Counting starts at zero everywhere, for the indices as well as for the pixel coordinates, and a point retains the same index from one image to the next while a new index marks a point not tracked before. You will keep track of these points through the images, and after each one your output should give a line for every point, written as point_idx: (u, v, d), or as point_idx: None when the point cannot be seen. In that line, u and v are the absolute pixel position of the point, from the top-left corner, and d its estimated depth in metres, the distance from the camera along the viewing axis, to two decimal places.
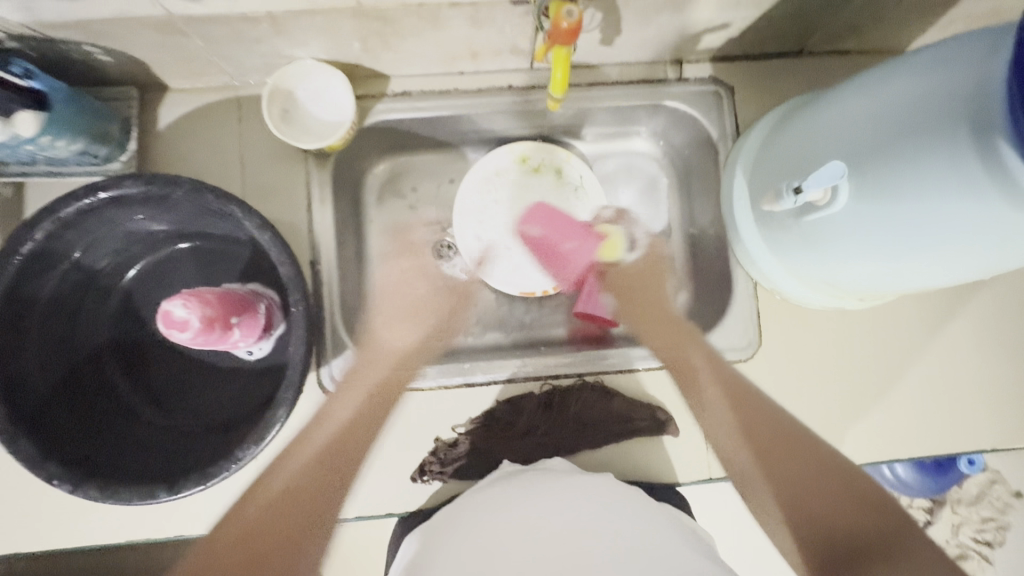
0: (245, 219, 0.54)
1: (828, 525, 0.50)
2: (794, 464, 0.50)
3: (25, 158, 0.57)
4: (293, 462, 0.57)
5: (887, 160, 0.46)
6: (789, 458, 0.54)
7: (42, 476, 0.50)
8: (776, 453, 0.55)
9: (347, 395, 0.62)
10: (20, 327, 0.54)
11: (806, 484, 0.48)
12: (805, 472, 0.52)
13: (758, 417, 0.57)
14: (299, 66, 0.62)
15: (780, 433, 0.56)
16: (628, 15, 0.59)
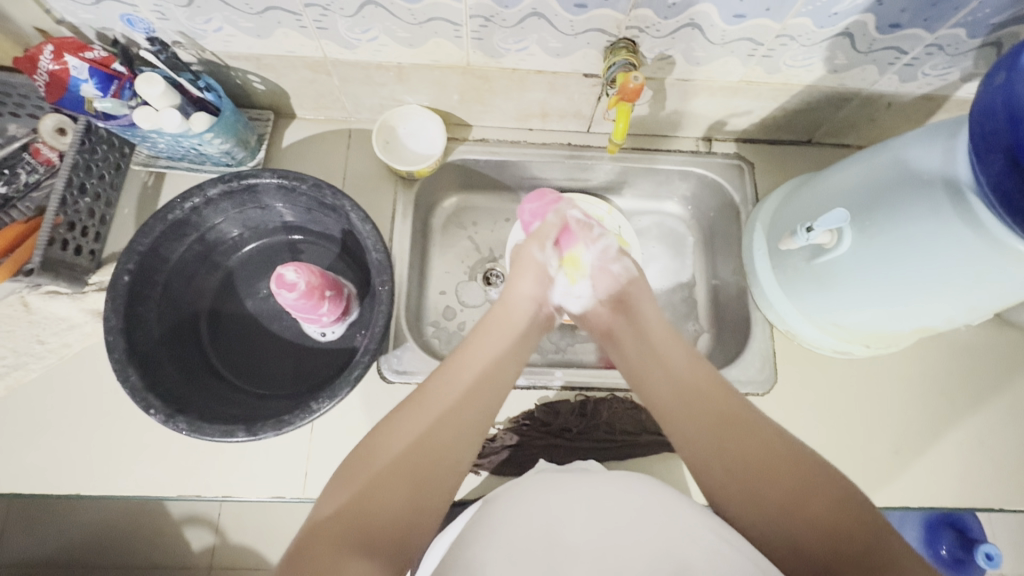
0: (352, 214, 0.65)
1: (807, 522, 0.47)
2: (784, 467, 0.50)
3: (180, 152, 0.71)
4: (415, 419, 0.51)
5: (880, 215, 0.57)
6: (762, 463, 0.51)
7: (140, 402, 0.57)
8: (734, 446, 0.52)
9: (446, 376, 0.55)
10: (148, 278, 0.64)
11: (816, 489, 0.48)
12: (770, 464, 0.50)
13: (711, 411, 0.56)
14: (406, 109, 0.77)
15: (741, 435, 0.53)
16: (672, 95, 0.74)
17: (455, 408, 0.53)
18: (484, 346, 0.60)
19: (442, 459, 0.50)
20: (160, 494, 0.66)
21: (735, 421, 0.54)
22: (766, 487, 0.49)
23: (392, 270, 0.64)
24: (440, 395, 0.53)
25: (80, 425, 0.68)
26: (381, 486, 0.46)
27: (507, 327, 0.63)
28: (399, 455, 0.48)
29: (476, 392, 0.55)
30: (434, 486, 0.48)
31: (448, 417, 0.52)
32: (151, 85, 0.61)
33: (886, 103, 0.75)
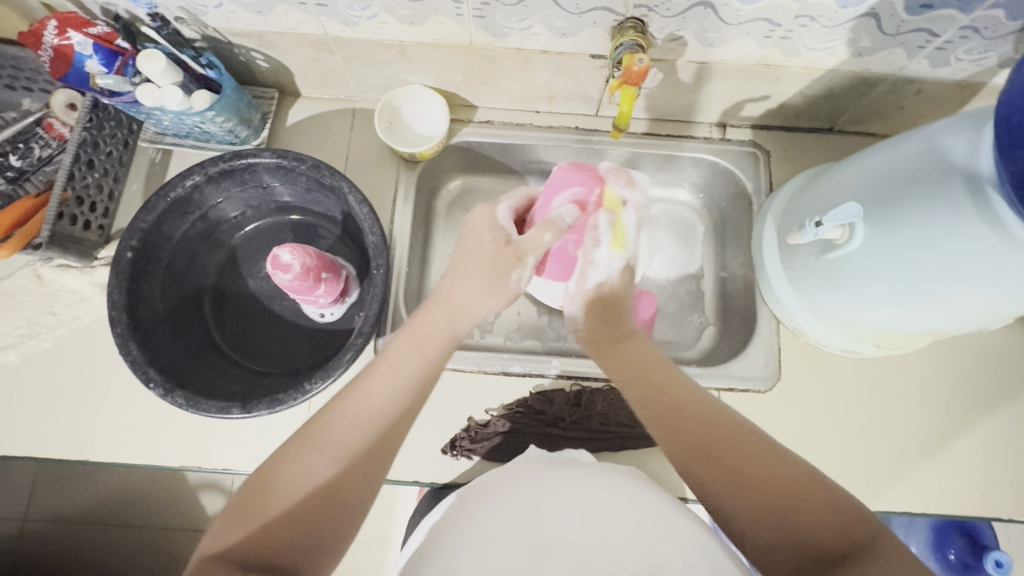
0: (350, 195, 0.65)
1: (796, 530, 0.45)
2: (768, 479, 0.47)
3: (185, 129, 0.71)
4: (319, 458, 0.48)
5: (894, 209, 0.54)
6: (755, 475, 0.47)
7: (140, 376, 0.59)
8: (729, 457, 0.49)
9: (350, 400, 0.51)
10: (151, 254, 0.66)
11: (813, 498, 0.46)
12: (766, 477, 0.47)
13: (703, 416, 0.52)
14: (409, 89, 0.76)
15: (736, 443, 0.49)
16: (684, 78, 0.71)
17: (360, 446, 0.50)
18: (392, 369, 0.54)
19: (346, 492, 0.48)
20: (164, 465, 0.69)
21: (721, 431, 0.50)
22: (747, 497, 0.47)
23: (388, 254, 0.64)
24: (346, 422, 0.50)
25: (91, 394, 0.70)
26: (274, 528, 0.46)
27: (424, 348, 0.56)
28: (300, 488, 0.47)
29: (388, 427, 0.51)
30: (336, 521, 0.48)
31: (351, 454, 0.49)
32: (153, 61, 0.61)
33: (915, 90, 0.70)
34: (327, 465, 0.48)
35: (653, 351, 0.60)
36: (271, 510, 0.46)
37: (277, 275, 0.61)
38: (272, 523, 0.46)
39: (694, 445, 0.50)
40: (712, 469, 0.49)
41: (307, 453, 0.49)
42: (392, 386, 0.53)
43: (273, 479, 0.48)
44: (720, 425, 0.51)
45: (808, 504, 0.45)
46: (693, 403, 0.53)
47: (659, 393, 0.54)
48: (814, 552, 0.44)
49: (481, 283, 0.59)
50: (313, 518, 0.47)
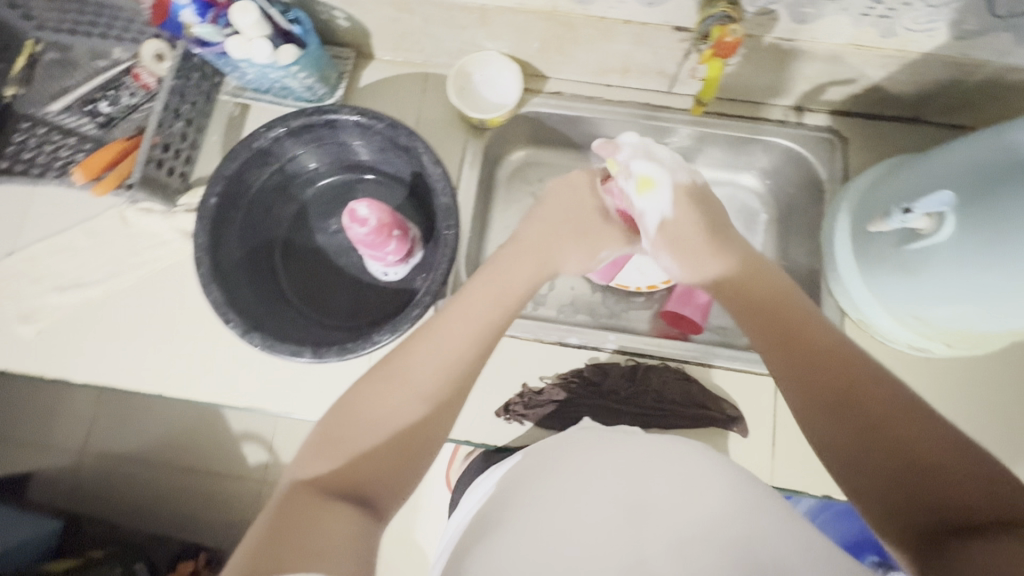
0: (425, 156, 0.66)
1: (913, 482, 0.41)
2: (879, 416, 0.44)
3: (267, 84, 0.74)
4: (401, 395, 0.50)
5: (989, 203, 0.52)
6: (874, 416, 0.44)
7: (222, 315, 0.62)
8: (858, 399, 0.45)
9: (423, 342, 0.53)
10: (233, 201, 0.68)
11: (918, 442, 0.42)
12: (893, 427, 0.43)
13: (836, 360, 0.48)
14: (483, 55, 0.76)
15: (866, 390, 0.45)
16: (768, 55, 0.69)
17: (440, 384, 0.51)
18: (463, 315, 0.55)
19: (428, 431, 0.50)
20: (230, 405, 0.72)
21: (847, 368, 0.47)
22: (864, 442, 0.44)
23: (458, 217, 0.65)
24: (422, 360, 0.52)
25: (166, 333, 0.74)
26: (364, 460, 0.47)
27: (500, 296, 0.57)
28: (388, 421, 0.49)
29: (466, 365, 0.52)
30: (420, 455, 0.50)
31: (437, 394, 0.51)
32: (245, 13, 0.62)
33: (1016, 81, 0.67)
34: (407, 403, 0.50)
35: (788, 279, 0.57)
36: (357, 441, 0.48)
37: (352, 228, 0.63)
38: (358, 453, 0.48)
39: (810, 384, 0.48)
40: (824, 411, 0.46)
41: (386, 386, 0.50)
42: (466, 329, 0.54)
43: (355, 411, 0.50)
44: (859, 377, 0.46)
45: (939, 466, 0.40)
46: (809, 327, 0.51)
47: (809, 345, 0.50)
48: (928, 511, 0.40)
49: (575, 246, 0.63)
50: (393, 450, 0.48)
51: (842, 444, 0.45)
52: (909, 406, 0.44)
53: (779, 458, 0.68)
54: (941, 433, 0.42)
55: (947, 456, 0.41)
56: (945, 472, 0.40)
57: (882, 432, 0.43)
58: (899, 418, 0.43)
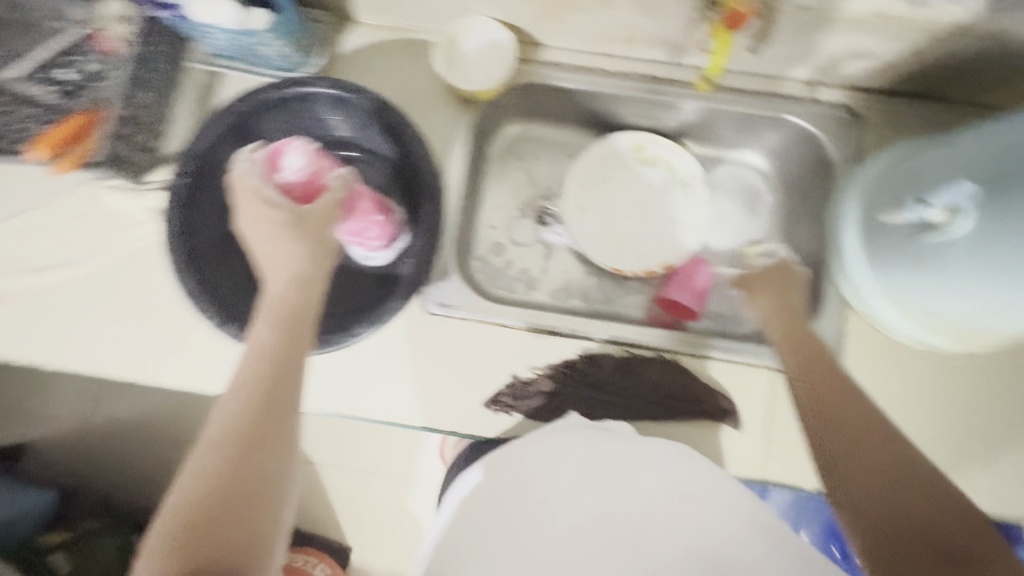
0: (411, 133, 0.62)
1: (903, 525, 0.40)
2: (882, 458, 0.43)
3: (238, 51, 0.68)
4: (204, 452, 0.47)
5: (1019, 195, 0.48)
6: (861, 448, 0.44)
7: (197, 305, 0.59)
8: (850, 435, 0.45)
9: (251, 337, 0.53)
10: (207, 182, 0.64)
11: (905, 477, 0.42)
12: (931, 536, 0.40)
13: (873, 451, 0.44)
14: (473, 21, 0.70)
15: (915, 491, 0.41)
16: (783, 25, 0.63)
17: (233, 425, 0.47)
18: (254, 343, 0.52)
19: (248, 484, 0.46)
20: (210, 392, 0.70)
21: (902, 466, 0.43)
22: (874, 481, 0.43)
23: (446, 199, 0.62)
24: (226, 404, 0.49)
25: (139, 318, 0.71)
26: (200, 545, 0.43)
27: (276, 312, 0.53)
28: (204, 490, 0.45)
29: (274, 397, 0.49)
30: (249, 518, 0.45)
31: (240, 437, 0.47)
32: None
33: None
34: (209, 457, 0.46)
35: (818, 343, 0.57)
36: (201, 525, 0.44)
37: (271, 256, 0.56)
38: (203, 539, 0.43)
39: (877, 491, 0.42)
40: (882, 512, 0.41)
41: (212, 447, 0.47)
42: (257, 354, 0.51)
43: (204, 491, 0.45)
44: (922, 487, 0.42)
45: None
46: (823, 378, 0.51)
47: (831, 402, 0.49)
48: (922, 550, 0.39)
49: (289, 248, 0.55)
50: (252, 455, 0.47)
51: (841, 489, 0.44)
52: (961, 518, 0.40)
53: (773, 452, 0.67)
54: (916, 466, 0.43)
55: (921, 481, 0.42)
56: (923, 504, 0.41)
57: (878, 470, 0.43)
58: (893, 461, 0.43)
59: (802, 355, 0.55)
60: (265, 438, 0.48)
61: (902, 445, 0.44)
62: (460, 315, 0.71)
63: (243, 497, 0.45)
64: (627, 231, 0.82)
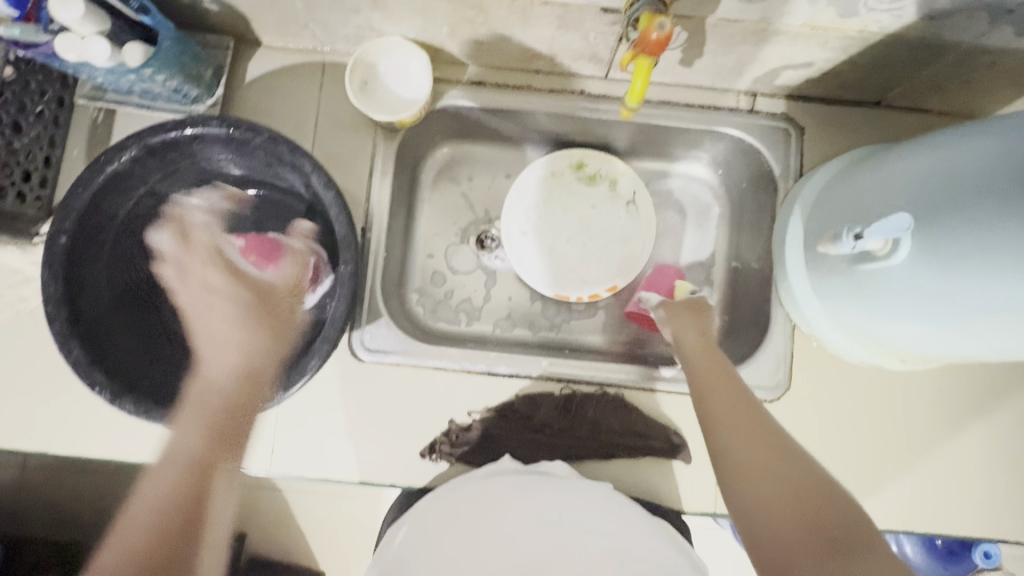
0: (313, 175, 0.56)
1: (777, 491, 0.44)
2: (758, 439, 0.48)
3: (123, 87, 0.61)
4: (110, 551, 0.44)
5: (950, 226, 0.45)
6: (746, 436, 0.48)
7: (85, 379, 0.54)
8: (729, 425, 0.50)
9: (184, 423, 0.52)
10: (93, 238, 0.58)
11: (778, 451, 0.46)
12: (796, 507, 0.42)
13: (754, 438, 0.48)
14: (385, 41, 0.65)
15: (773, 463, 0.45)
16: (712, 38, 0.59)
17: (162, 501, 0.46)
18: (174, 443, 0.51)
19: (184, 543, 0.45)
20: (123, 460, 0.64)
21: (764, 445, 0.47)
22: (749, 458, 0.47)
23: (357, 246, 0.57)
24: (142, 507, 0.46)
25: (42, 382, 0.65)
26: None
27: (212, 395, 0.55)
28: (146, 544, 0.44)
29: (227, 445, 0.51)
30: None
31: (165, 507, 0.46)
32: (68, 7, 0.50)
33: (989, 62, 0.59)
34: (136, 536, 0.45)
35: (704, 332, 0.61)
36: None
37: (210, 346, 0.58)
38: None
39: (743, 478, 0.46)
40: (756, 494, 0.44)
41: (137, 523, 0.45)
42: (181, 445, 0.50)
43: (136, 555, 0.44)
44: (776, 457, 0.46)
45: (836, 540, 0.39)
46: (705, 372, 0.55)
47: (724, 399, 0.52)
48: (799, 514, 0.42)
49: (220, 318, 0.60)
50: (178, 535, 0.45)
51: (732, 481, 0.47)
52: (816, 480, 0.44)
53: None
54: (785, 445, 0.47)
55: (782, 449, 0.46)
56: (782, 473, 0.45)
57: (760, 447, 0.47)
58: (769, 442, 0.47)
59: (697, 348, 0.59)
60: (198, 519, 0.46)
61: (761, 420, 0.50)
62: (391, 360, 0.66)
63: (182, 550, 0.44)
64: (570, 252, 0.77)
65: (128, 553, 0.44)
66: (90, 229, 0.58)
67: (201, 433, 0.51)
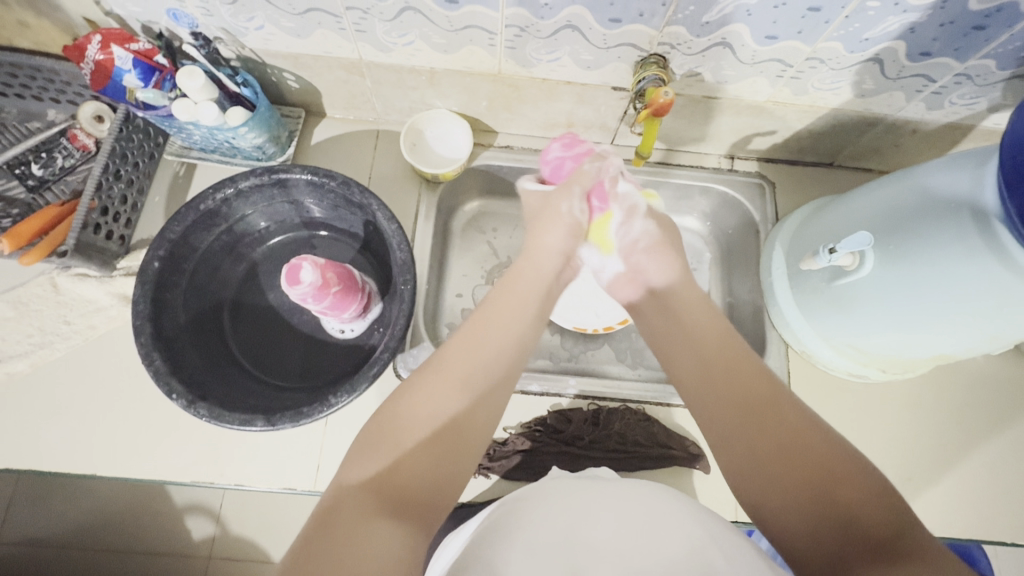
0: (378, 213, 0.66)
1: (824, 496, 0.41)
2: (793, 439, 0.44)
3: (213, 144, 0.73)
4: (367, 454, 0.44)
5: (906, 240, 0.57)
6: (774, 422, 0.46)
7: (163, 387, 0.58)
8: (768, 415, 0.46)
9: (432, 385, 0.48)
10: (177, 264, 0.66)
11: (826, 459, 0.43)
12: (794, 450, 0.44)
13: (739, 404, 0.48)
14: (434, 112, 0.79)
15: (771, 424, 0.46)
16: (698, 111, 0.75)
17: (439, 426, 0.46)
18: (442, 384, 0.48)
19: (423, 462, 0.44)
20: (175, 478, 0.68)
21: (753, 405, 0.47)
22: (776, 441, 0.45)
23: (415, 270, 0.65)
24: (411, 417, 0.46)
25: (101, 405, 0.69)
26: (356, 516, 0.40)
27: (511, 331, 0.54)
28: (382, 461, 0.44)
29: (481, 388, 0.49)
30: (439, 469, 0.45)
31: (441, 421, 0.46)
32: (192, 77, 0.62)
33: (911, 130, 0.75)
34: (376, 461, 0.44)
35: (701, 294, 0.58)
36: (361, 493, 0.42)
37: (324, 309, 0.63)
38: (385, 489, 0.42)
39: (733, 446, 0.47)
40: (752, 459, 0.45)
41: (394, 422, 0.46)
42: (455, 377, 0.49)
43: (371, 456, 0.44)
44: (772, 397, 0.47)
45: (834, 487, 0.41)
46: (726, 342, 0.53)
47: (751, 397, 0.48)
48: (837, 527, 0.40)
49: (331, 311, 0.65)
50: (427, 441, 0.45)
51: (756, 484, 0.45)
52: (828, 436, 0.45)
53: None
54: (829, 441, 0.44)
55: (823, 449, 0.43)
56: (820, 467, 0.43)
57: (792, 449, 0.44)
58: (809, 446, 0.44)
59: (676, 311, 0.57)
60: (439, 427, 0.46)
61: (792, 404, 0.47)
62: None
63: (417, 457, 0.44)
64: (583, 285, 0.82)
65: (371, 460, 0.44)
66: (176, 255, 0.65)
67: (440, 380, 0.49)
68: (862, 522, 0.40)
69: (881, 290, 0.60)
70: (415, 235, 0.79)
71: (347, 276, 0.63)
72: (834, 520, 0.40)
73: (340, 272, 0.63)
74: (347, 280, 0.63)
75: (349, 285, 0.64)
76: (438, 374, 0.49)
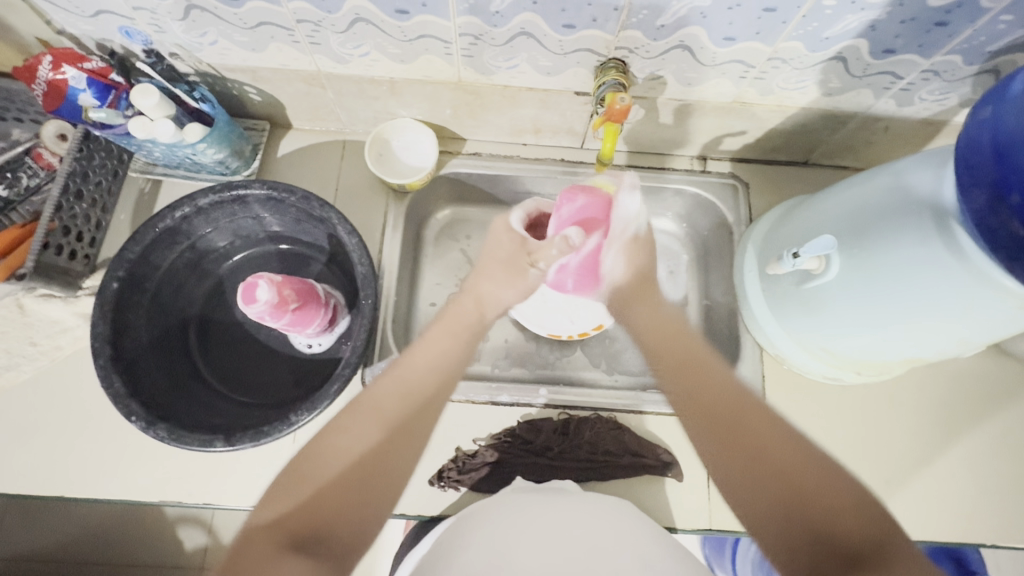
0: (339, 226, 0.65)
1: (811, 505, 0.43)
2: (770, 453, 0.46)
3: (174, 161, 0.72)
4: (285, 491, 0.46)
5: (870, 243, 0.56)
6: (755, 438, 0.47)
7: (121, 410, 0.57)
8: (742, 434, 0.48)
9: (354, 419, 0.50)
10: (137, 284, 0.65)
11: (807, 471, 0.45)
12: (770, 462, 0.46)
13: (706, 415, 0.50)
14: (398, 121, 0.78)
15: (747, 439, 0.47)
16: (665, 113, 0.74)
17: (359, 461, 0.48)
18: (366, 420, 0.50)
19: (341, 497, 0.46)
20: (144, 498, 0.67)
21: (734, 415, 0.49)
22: (756, 454, 0.47)
23: (376, 284, 0.64)
24: (335, 453, 0.48)
25: (70, 426, 0.69)
26: (266, 555, 0.41)
27: (439, 362, 0.56)
28: (298, 498, 0.45)
29: (405, 424, 0.51)
30: (358, 504, 0.46)
31: (361, 457, 0.48)
32: (146, 96, 0.61)
33: (883, 127, 0.74)
34: (292, 498, 0.45)
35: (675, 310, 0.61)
36: (271, 532, 0.43)
37: (286, 326, 0.62)
38: (299, 527, 0.43)
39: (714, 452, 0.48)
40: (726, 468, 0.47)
41: (316, 459, 0.48)
42: (379, 412, 0.51)
43: (289, 494, 0.45)
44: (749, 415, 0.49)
45: (812, 496, 0.43)
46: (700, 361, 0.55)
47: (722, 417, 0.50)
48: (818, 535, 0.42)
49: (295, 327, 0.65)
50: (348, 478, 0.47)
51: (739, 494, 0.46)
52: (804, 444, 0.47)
53: (715, 500, 0.69)
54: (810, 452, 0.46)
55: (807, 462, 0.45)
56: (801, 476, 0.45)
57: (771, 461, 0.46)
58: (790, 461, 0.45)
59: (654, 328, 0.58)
60: (361, 463, 0.48)
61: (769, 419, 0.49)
62: None
63: (334, 494, 0.46)
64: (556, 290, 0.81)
65: (288, 497, 0.45)
66: (137, 275, 0.65)
67: (364, 418, 0.50)
68: (839, 528, 0.42)
69: (847, 293, 0.59)
70: (382, 245, 0.79)
71: (305, 289, 0.63)
72: (818, 527, 0.42)
73: (296, 285, 0.62)
74: (305, 293, 0.63)
75: (307, 298, 0.63)
76: (362, 412, 0.51)
